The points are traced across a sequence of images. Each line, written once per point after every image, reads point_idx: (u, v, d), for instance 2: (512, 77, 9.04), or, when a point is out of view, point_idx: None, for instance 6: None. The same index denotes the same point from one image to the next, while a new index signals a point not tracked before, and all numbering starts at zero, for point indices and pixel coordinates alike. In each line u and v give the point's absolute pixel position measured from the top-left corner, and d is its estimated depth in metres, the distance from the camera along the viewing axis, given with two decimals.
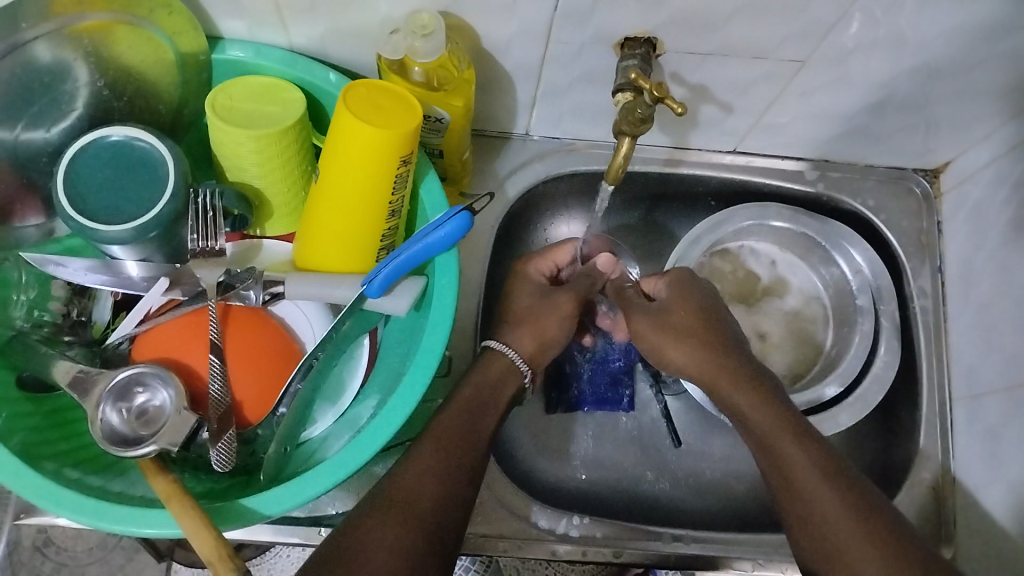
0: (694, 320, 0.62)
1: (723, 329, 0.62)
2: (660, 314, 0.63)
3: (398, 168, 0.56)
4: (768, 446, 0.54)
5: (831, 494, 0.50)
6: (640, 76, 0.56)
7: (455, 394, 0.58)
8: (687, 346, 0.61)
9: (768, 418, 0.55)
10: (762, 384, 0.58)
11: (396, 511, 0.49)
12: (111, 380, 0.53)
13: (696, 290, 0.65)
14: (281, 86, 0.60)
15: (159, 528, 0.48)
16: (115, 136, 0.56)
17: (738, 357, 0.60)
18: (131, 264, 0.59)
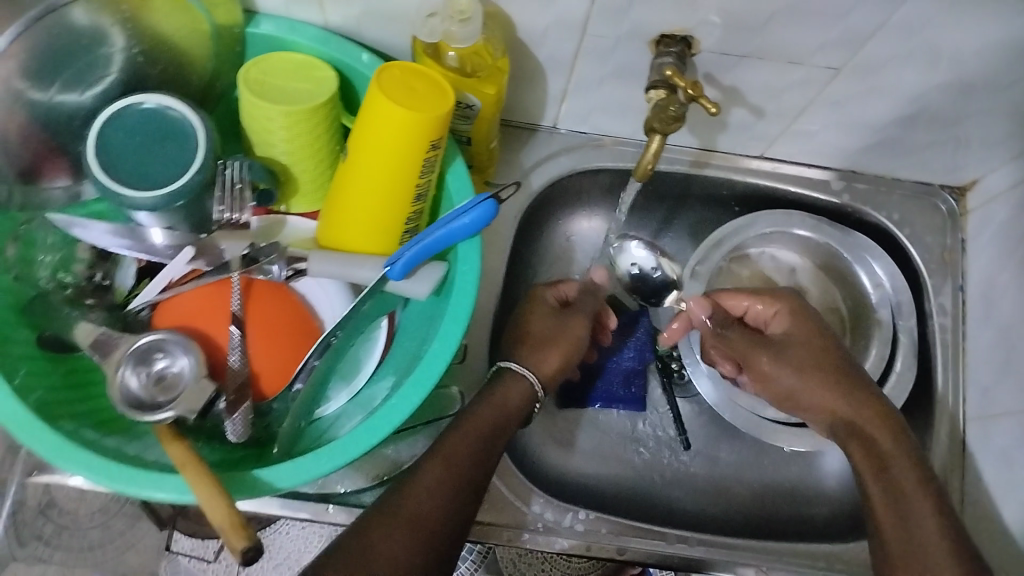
0: (817, 357, 0.64)
1: (845, 358, 0.64)
2: (779, 351, 0.66)
3: (427, 152, 0.56)
4: (882, 466, 0.59)
5: (934, 513, 0.55)
6: (678, 75, 0.56)
7: (470, 411, 0.58)
8: (812, 377, 0.63)
9: (884, 439, 0.60)
10: (879, 404, 0.62)
11: (400, 529, 0.50)
12: (135, 343, 0.53)
13: (809, 316, 0.67)
14: (315, 64, 0.60)
15: (175, 494, 0.50)
16: (148, 104, 0.56)
17: (861, 385, 0.63)
18: (155, 232, 0.59)
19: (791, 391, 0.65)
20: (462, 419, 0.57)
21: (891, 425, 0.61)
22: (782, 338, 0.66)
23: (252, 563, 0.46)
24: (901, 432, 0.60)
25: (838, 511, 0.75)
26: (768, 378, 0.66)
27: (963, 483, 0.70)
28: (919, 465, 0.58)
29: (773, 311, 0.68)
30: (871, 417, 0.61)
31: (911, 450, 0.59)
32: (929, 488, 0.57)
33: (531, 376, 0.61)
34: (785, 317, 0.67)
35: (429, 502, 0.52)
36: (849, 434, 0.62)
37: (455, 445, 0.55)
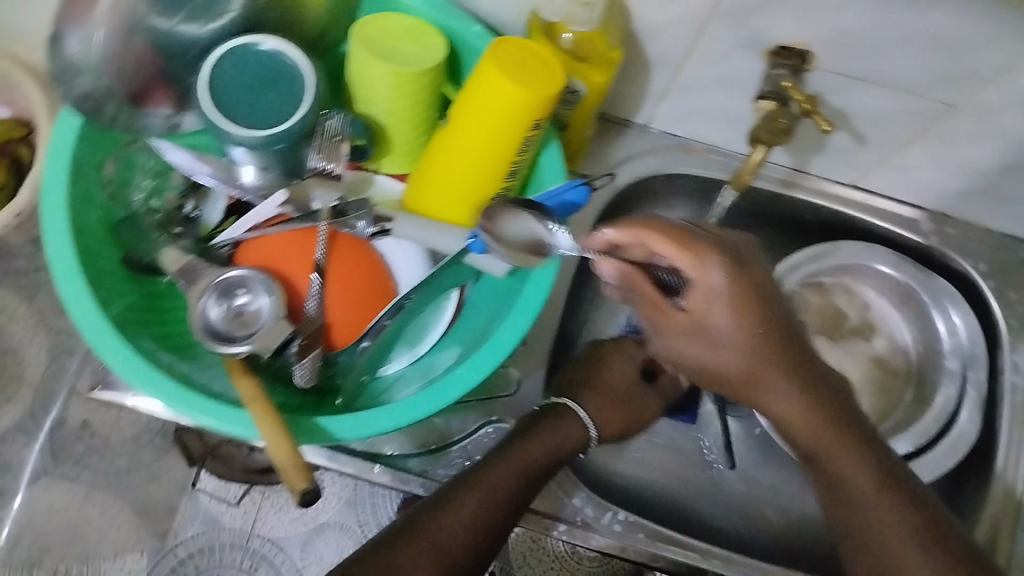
0: (746, 339, 0.52)
1: (779, 326, 0.52)
2: (695, 334, 0.53)
3: (528, 131, 0.56)
4: (825, 467, 0.55)
5: (900, 523, 0.52)
6: (795, 87, 0.55)
7: (523, 443, 0.60)
8: (736, 361, 0.53)
9: (822, 436, 0.55)
10: (817, 389, 0.55)
11: (430, 552, 0.52)
12: (220, 275, 0.54)
13: (742, 288, 0.50)
14: (426, 30, 0.59)
15: (240, 428, 0.51)
16: (265, 46, 0.56)
17: (796, 359, 0.54)
18: (247, 171, 0.60)
19: (716, 376, 0.55)
20: (511, 450, 0.60)
21: (829, 409, 0.55)
22: (697, 318, 0.52)
23: (312, 504, 0.48)
24: (837, 408, 0.55)
25: None
26: (683, 359, 0.55)
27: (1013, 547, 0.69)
28: (865, 451, 0.55)
29: (694, 283, 0.51)
30: (805, 417, 0.55)
31: (846, 433, 0.55)
32: (886, 487, 0.53)
33: (590, 424, 0.66)
34: (712, 296, 0.51)
35: (459, 535, 0.54)
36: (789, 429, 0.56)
37: (495, 482, 0.57)
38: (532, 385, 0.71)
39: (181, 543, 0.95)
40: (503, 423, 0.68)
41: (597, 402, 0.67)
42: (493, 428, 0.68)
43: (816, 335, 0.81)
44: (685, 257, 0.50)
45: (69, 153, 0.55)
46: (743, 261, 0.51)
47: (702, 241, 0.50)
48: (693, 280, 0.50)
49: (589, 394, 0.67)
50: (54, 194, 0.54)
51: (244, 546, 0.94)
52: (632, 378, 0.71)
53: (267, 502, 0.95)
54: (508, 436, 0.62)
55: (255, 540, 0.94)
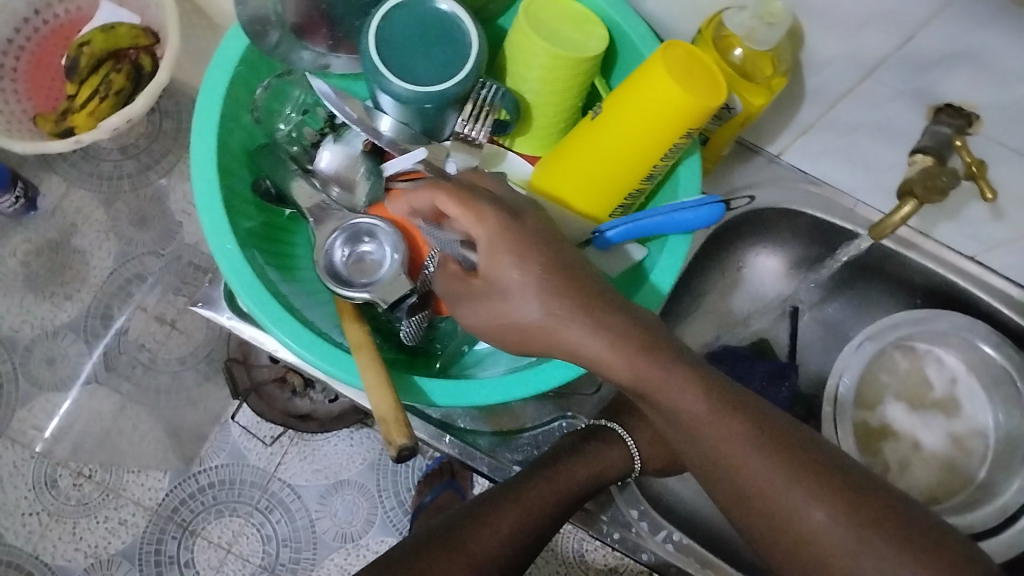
0: (538, 285, 0.44)
1: (564, 265, 0.45)
2: (495, 290, 0.45)
3: (679, 137, 0.56)
4: (658, 408, 0.44)
5: (756, 450, 0.42)
6: (966, 150, 0.55)
7: (563, 467, 0.60)
8: (537, 312, 0.44)
9: (642, 375, 0.43)
10: (622, 325, 0.43)
11: (459, 564, 0.50)
12: (350, 220, 0.55)
13: (517, 235, 0.46)
14: (595, 20, 0.59)
15: (348, 374, 0.51)
16: (443, 6, 0.57)
17: (598, 294, 0.44)
18: (386, 120, 0.60)
19: (513, 335, 0.46)
20: (551, 472, 0.60)
21: (661, 351, 0.43)
22: (491, 278, 0.46)
23: (406, 461, 0.47)
24: (668, 344, 0.44)
25: None
26: (488, 333, 0.47)
27: None
28: (714, 391, 0.43)
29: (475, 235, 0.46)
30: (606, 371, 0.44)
31: (687, 376, 0.43)
32: (733, 421, 0.43)
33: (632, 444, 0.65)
34: (495, 246, 0.45)
35: (496, 545, 0.53)
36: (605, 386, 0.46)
37: (532, 498, 0.57)
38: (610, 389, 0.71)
39: (204, 470, 1.02)
40: (576, 421, 0.68)
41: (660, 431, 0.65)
42: (566, 423, 0.67)
43: (895, 399, 0.80)
44: (465, 213, 0.46)
45: (226, 75, 0.56)
46: (520, 217, 0.47)
47: (480, 197, 0.47)
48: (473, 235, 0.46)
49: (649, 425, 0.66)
50: (208, 114, 0.55)
51: (264, 487, 1.02)
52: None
53: (293, 449, 1.03)
54: (549, 457, 0.62)
55: (275, 482, 1.03)
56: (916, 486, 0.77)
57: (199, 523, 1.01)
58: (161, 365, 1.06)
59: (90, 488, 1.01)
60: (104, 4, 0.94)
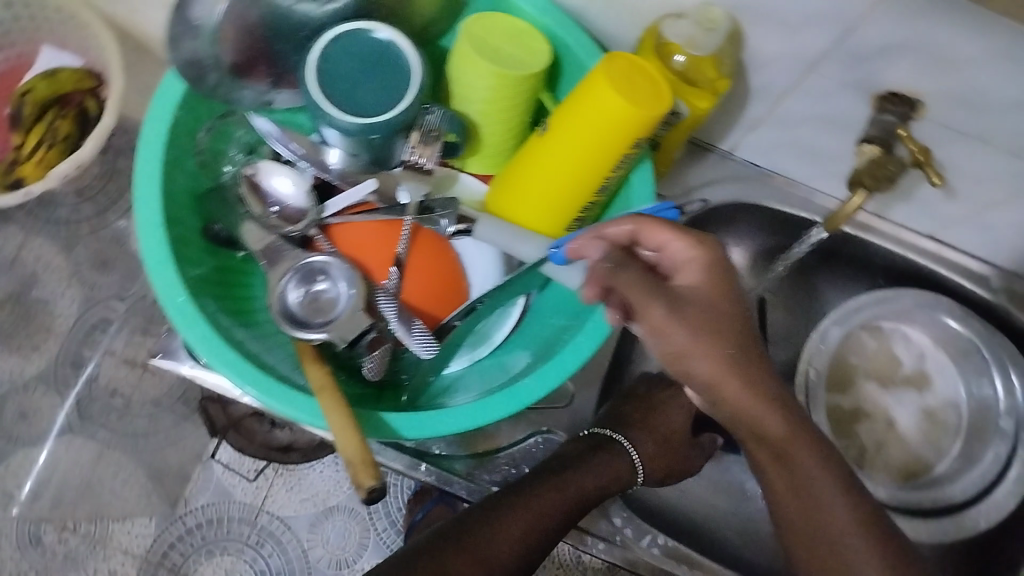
0: (734, 321, 0.45)
1: (754, 327, 0.47)
2: (685, 310, 0.45)
3: (628, 148, 0.56)
4: (793, 480, 0.46)
5: (875, 558, 0.44)
6: (911, 139, 0.56)
7: (574, 473, 0.60)
8: (723, 347, 0.44)
9: (794, 445, 0.45)
10: (787, 401, 0.45)
11: (473, 566, 0.51)
12: (301, 260, 0.54)
13: (727, 275, 0.47)
14: (536, 35, 0.59)
15: (311, 416, 0.51)
16: (380, 34, 0.56)
17: (771, 366, 0.46)
18: (333, 153, 0.59)
19: (679, 365, 0.45)
20: (561, 477, 0.59)
21: (813, 438, 0.45)
22: (694, 300, 0.46)
23: (375, 502, 0.46)
24: (818, 439, 0.46)
25: None
26: (661, 339, 0.45)
27: None
28: (846, 487, 0.46)
29: (688, 257, 0.48)
30: (763, 398, 0.44)
31: (832, 465, 0.46)
32: (859, 516, 0.45)
33: (631, 449, 0.66)
34: (705, 274, 0.47)
35: (505, 551, 0.53)
36: (727, 417, 0.46)
37: (543, 503, 0.57)
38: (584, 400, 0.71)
39: (190, 511, 1.01)
40: (552, 435, 0.68)
41: (650, 432, 0.68)
42: (541, 439, 0.67)
43: (866, 379, 0.80)
44: (681, 237, 0.48)
45: (166, 122, 0.55)
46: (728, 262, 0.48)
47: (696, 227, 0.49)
48: (685, 256, 0.48)
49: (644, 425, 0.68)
50: (150, 162, 0.54)
51: (253, 522, 1.00)
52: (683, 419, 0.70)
53: (279, 481, 1.02)
54: (557, 462, 0.62)
55: (263, 516, 1.01)
56: (893, 464, 0.78)
57: (189, 565, 1.00)
58: (135, 410, 1.03)
59: (77, 542, 0.98)
60: (44, 49, 0.89)
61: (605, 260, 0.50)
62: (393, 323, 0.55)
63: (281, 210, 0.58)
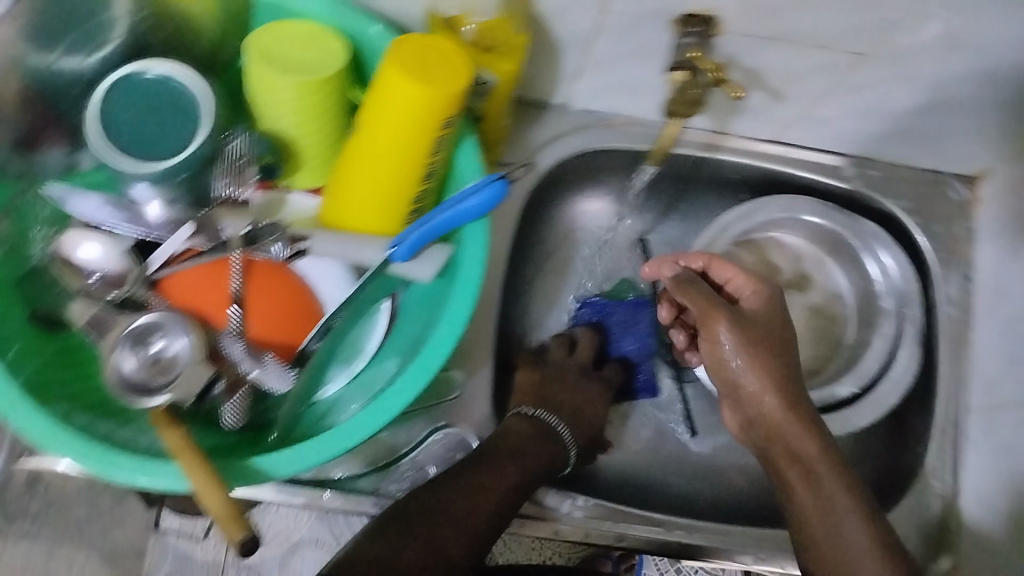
0: (778, 340, 0.60)
1: (790, 358, 0.60)
2: (742, 324, 0.60)
3: (438, 131, 0.54)
4: (803, 468, 0.57)
5: (864, 527, 0.55)
6: (702, 61, 0.55)
7: (525, 450, 0.61)
8: (762, 359, 0.58)
9: (807, 443, 0.57)
10: (813, 417, 0.59)
11: (459, 533, 0.54)
12: (129, 324, 0.51)
13: (777, 310, 0.62)
14: (323, 34, 0.55)
15: (170, 480, 0.49)
16: (151, 73, 0.53)
17: (799, 391, 0.59)
18: (152, 206, 0.56)
19: (725, 375, 0.60)
20: (517, 449, 0.61)
21: (826, 444, 0.58)
22: (751, 319, 0.61)
23: (250, 554, 0.47)
24: (836, 449, 0.58)
25: None
26: (720, 350, 0.60)
27: (957, 470, 0.73)
28: (849, 481, 0.57)
29: (751, 292, 0.64)
30: (793, 412, 0.58)
31: (842, 466, 0.57)
32: (854, 495, 0.57)
33: (553, 421, 0.66)
34: (759, 303, 0.63)
35: (484, 513, 0.56)
36: (763, 430, 0.60)
37: (509, 463, 0.59)
38: (478, 384, 0.69)
39: None
40: (452, 429, 0.67)
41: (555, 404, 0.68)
42: (441, 434, 0.66)
43: None
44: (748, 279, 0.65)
45: None
46: (782, 306, 0.63)
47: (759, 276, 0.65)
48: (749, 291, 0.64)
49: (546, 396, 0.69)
50: None
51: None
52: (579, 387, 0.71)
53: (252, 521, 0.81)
54: (507, 434, 0.63)
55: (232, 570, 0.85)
56: None
57: None
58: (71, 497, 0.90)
59: None
60: None
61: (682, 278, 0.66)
62: (244, 365, 0.54)
63: (104, 276, 0.55)
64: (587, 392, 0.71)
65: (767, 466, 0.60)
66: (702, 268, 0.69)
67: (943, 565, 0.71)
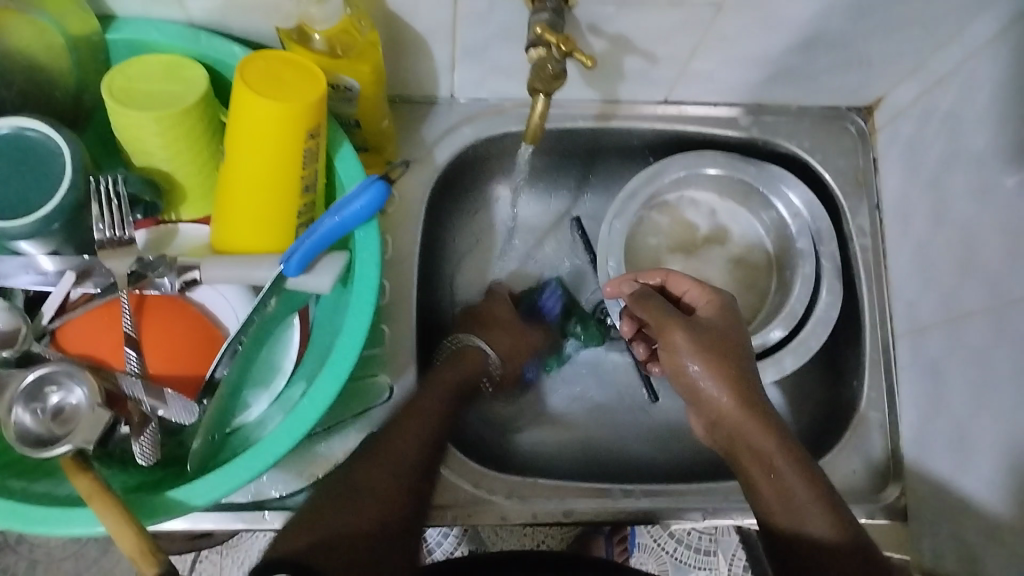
0: (732, 343, 0.60)
1: (745, 361, 0.59)
2: (696, 328, 0.60)
3: (306, 141, 0.54)
4: (765, 466, 0.56)
5: (828, 519, 0.54)
6: (549, 31, 0.53)
7: (439, 373, 0.63)
8: (722, 363, 0.58)
9: (767, 441, 0.56)
10: (776, 417, 0.58)
11: (388, 472, 0.54)
12: (22, 380, 0.52)
13: (731, 315, 0.63)
14: (181, 63, 0.55)
15: (86, 524, 0.49)
16: (4, 128, 0.53)
17: (755, 390, 0.58)
18: (43, 259, 0.56)
19: (683, 381, 0.60)
20: (432, 380, 0.62)
21: (783, 438, 0.56)
22: (705, 326, 0.61)
23: None
24: (798, 445, 0.56)
25: None
26: (677, 356, 0.60)
27: (890, 397, 0.74)
28: (815, 478, 0.55)
29: (707, 300, 0.65)
30: (752, 411, 0.57)
31: (806, 463, 0.56)
32: (815, 489, 0.54)
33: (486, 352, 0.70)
34: (714, 305, 0.64)
35: (413, 453, 0.56)
36: (725, 431, 0.58)
37: (427, 403, 0.59)
38: (404, 387, 0.68)
39: None
40: None
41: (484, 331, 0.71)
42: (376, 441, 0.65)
43: (672, 254, 0.82)
44: (700, 289, 0.66)
45: None
46: (735, 310, 0.64)
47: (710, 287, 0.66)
48: (705, 300, 0.65)
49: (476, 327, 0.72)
50: None
51: None
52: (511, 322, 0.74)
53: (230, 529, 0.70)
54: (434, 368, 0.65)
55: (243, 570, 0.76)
56: None
57: None
58: None
59: None
60: None
61: (640, 294, 0.67)
62: (145, 402, 0.54)
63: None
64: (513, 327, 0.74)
65: (736, 471, 0.58)
66: (661, 284, 0.70)
67: (890, 496, 0.71)
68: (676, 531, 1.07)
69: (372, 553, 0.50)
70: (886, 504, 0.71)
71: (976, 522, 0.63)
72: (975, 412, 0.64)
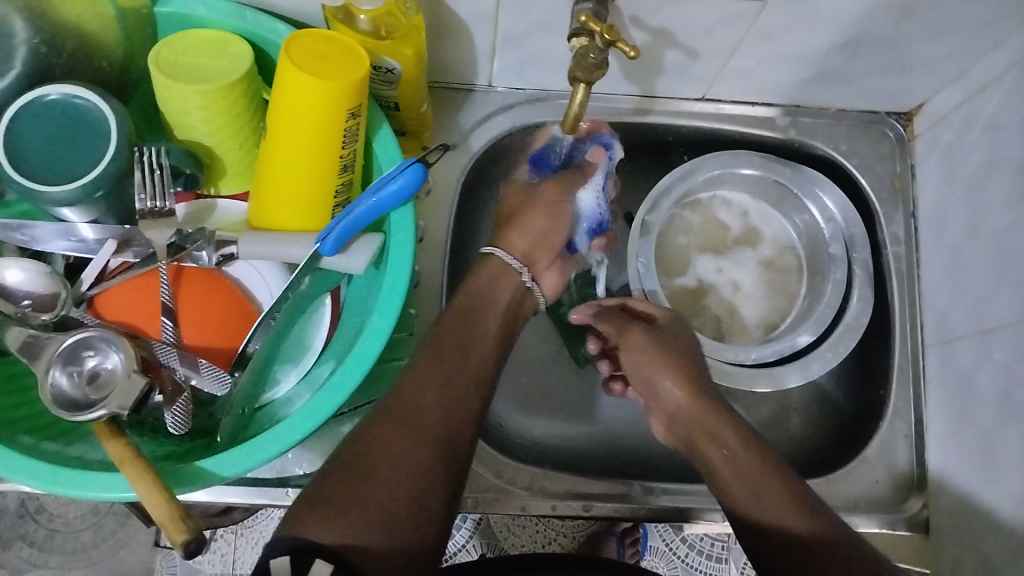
0: (681, 349, 0.64)
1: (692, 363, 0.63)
2: (654, 333, 0.65)
3: (346, 122, 0.54)
4: (723, 455, 0.57)
5: (791, 508, 0.53)
6: (593, 19, 0.53)
7: (452, 308, 0.60)
8: (674, 363, 0.62)
9: (725, 433, 0.57)
10: (724, 410, 0.59)
11: (400, 433, 0.51)
12: (61, 344, 0.53)
13: (678, 327, 0.66)
14: (227, 39, 0.55)
15: (119, 490, 0.49)
16: (53, 95, 0.53)
17: (712, 393, 0.61)
18: (84, 227, 0.57)
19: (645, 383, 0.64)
20: (447, 316, 0.59)
21: (741, 431, 0.58)
22: (662, 330, 0.65)
23: (195, 554, 0.45)
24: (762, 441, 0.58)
25: (801, 448, 0.77)
26: (639, 355, 0.64)
27: (917, 407, 0.73)
28: (783, 470, 0.55)
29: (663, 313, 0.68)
30: (698, 397, 0.60)
31: (771, 458, 0.56)
32: (786, 483, 0.54)
33: (520, 266, 0.65)
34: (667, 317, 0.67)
35: (432, 419, 0.52)
36: (681, 422, 0.61)
37: (444, 351, 0.56)
38: None
39: None
40: None
41: (524, 247, 0.65)
42: None
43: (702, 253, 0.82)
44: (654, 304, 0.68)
45: None
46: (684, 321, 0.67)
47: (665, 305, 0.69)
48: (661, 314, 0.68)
49: (514, 236, 0.66)
50: None
51: None
52: (552, 220, 0.66)
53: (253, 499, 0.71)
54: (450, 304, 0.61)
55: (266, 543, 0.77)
56: (751, 322, 0.79)
57: None
58: None
59: None
60: None
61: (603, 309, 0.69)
62: (179, 370, 0.56)
63: (35, 303, 0.55)
64: (549, 234, 0.66)
65: (697, 463, 0.59)
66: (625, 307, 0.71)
67: (914, 506, 0.71)
68: (688, 536, 1.05)
69: (391, 523, 0.48)
70: (908, 516, 0.70)
71: (1002, 535, 0.63)
72: (1003, 425, 0.63)
